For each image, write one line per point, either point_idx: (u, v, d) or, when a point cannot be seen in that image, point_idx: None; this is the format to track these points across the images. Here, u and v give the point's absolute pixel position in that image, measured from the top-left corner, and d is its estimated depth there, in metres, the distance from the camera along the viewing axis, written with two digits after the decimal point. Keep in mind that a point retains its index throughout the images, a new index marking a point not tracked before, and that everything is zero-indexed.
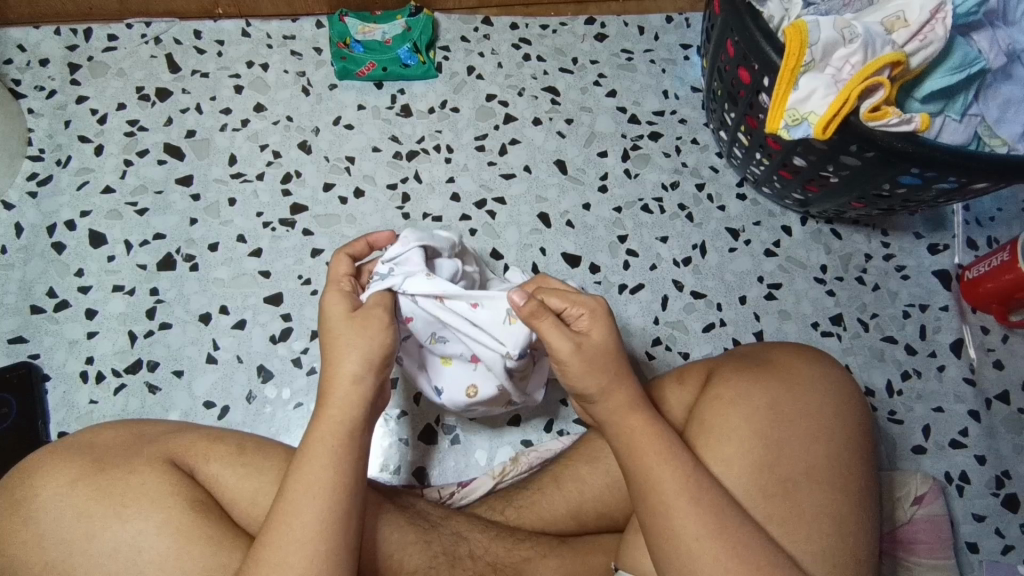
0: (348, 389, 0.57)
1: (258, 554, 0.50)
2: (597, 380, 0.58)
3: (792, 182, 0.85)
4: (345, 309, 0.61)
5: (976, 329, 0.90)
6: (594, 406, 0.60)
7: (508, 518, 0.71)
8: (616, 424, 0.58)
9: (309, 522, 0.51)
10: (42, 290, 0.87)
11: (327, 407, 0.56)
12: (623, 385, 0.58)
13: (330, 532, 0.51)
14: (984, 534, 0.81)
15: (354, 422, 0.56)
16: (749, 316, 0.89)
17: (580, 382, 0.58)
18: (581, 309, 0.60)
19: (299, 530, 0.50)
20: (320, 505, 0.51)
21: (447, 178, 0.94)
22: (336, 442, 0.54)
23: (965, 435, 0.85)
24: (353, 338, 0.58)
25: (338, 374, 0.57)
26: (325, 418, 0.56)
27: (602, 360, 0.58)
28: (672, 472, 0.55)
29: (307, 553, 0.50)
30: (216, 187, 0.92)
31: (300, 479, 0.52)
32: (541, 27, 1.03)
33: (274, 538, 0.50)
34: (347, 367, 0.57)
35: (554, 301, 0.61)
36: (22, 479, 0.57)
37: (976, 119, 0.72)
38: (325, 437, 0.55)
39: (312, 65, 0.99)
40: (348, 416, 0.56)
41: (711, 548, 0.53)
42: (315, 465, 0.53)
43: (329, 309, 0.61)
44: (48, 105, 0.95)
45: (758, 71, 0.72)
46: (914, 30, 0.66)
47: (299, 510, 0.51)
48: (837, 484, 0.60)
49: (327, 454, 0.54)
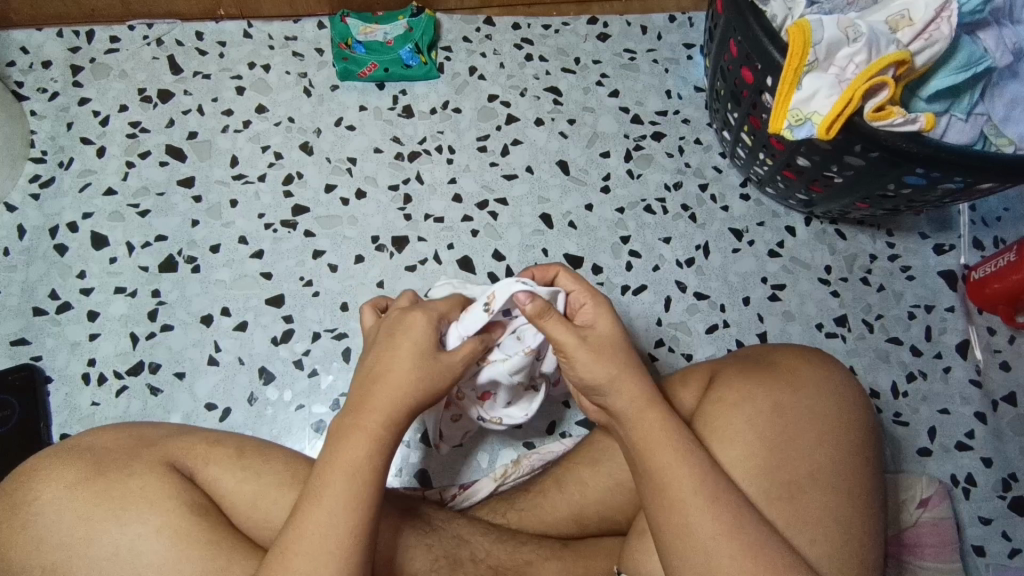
0: (393, 408, 0.56)
1: (287, 561, 0.49)
2: (606, 371, 0.58)
3: (796, 182, 0.84)
4: (427, 336, 0.59)
5: (983, 330, 0.89)
6: (606, 400, 0.59)
7: (510, 521, 0.71)
8: (631, 418, 0.57)
9: (341, 533, 0.50)
10: (45, 292, 0.87)
11: (365, 418, 0.55)
12: (637, 381, 0.58)
13: (359, 543, 0.51)
14: (991, 537, 0.80)
15: (388, 438, 0.55)
16: (752, 317, 0.89)
17: (588, 374, 0.58)
18: (586, 298, 0.63)
19: (332, 541, 0.50)
20: (358, 516, 0.51)
21: (449, 178, 0.94)
22: (376, 456, 0.54)
23: (971, 437, 0.84)
24: (418, 372, 0.57)
25: (383, 393, 0.56)
26: (363, 428, 0.55)
27: (608, 349, 0.59)
28: (688, 469, 0.54)
29: (337, 562, 0.49)
30: (218, 189, 0.92)
31: (332, 488, 0.52)
32: (544, 27, 1.03)
33: (305, 546, 0.50)
34: (398, 392, 0.56)
35: (565, 282, 0.65)
36: (24, 482, 0.57)
37: (982, 118, 0.71)
38: (366, 450, 0.54)
39: (314, 66, 0.99)
40: (387, 430, 0.56)
41: (727, 547, 0.52)
42: (352, 477, 0.52)
43: (412, 334, 0.59)
44: (50, 107, 0.96)
45: (761, 70, 0.72)
46: (919, 29, 0.65)
47: (327, 520, 0.50)
48: (844, 487, 0.60)
49: (365, 467, 0.53)
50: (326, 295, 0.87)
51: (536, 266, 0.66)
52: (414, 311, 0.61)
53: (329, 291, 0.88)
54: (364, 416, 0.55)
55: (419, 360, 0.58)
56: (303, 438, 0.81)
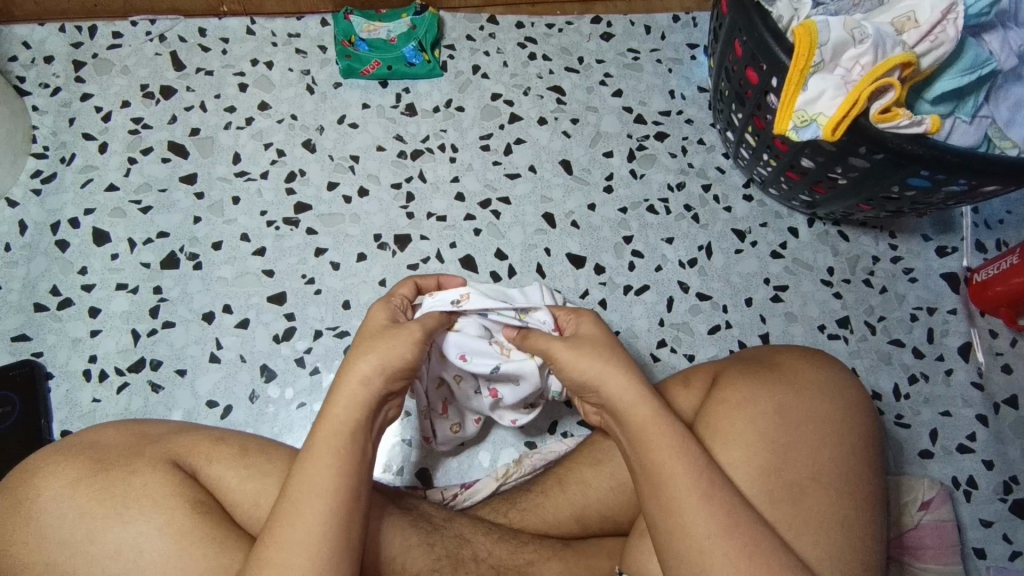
0: (353, 388, 0.56)
1: (263, 555, 0.49)
2: (592, 365, 0.59)
3: (800, 183, 0.84)
4: (386, 321, 0.62)
5: (985, 332, 0.89)
6: (601, 396, 0.60)
7: (511, 521, 0.70)
8: (627, 413, 0.58)
9: (313, 522, 0.50)
10: (46, 288, 0.87)
11: (332, 405, 0.56)
12: (631, 376, 0.59)
13: (332, 532, 0.50)
14: (992, 540, 0.81)
15: (358, 421, 0.55)
16: (755, 318, 0.89)
17: (575, 372, 0.60)
18: (568, 314, 0.66)
19: (303, 531, 0.50)
20: (330, 504, 0.51)
21: (452, 177, 0.94)
22: (342, 439, 0.54)
23: (972, 440, 0.84)
24: (372, 343, 0.58)
25: (350, 372, 0.57)
26: (328, 419, 0.55)
27: (596, 346, 0.61)
28: (684, 467, 0.54)
29: (311, 554, 0.49)
30: (220, 186, 0.92)
31: (304, 477, 0.52)
32: (547, 26, 1.03)
33: (278, 538, 0.50)
34: (360, 366, 0.57)
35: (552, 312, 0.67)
36: (25, 479, 0.57)
37: (987, 120, 0.71)
38: (329, 436, 0.54)
39: (316, 64, 0.98)
40: (351, 413, 0.55)
41: (723, 547, 0.52)
42: (323, 466, 0.52)
43: (371, 321, 0.61)
44: (52, 102, 0.95)
45: (767, 71, 0.72)
46: (926, 31, 0.65)
47: (301, 511, 0.50)
48: (845, 489, 0.59)
49: (331, 453, 0.53)
50: (328, 294, 0.87)
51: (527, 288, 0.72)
52: (374, 306, 0.63)
53: (331, 289, 0.88)
54: (340, 391, 0.56)
55: (378, 331, 0.60)
56: (304, 436, 0.81)
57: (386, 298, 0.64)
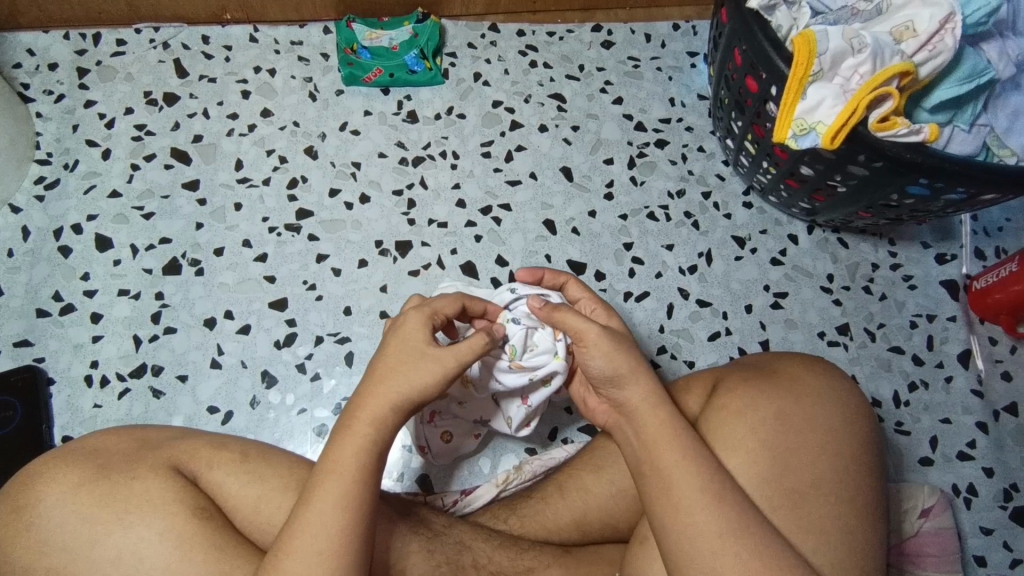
0: (382, 408, 0.56)
1: (279, 563, 0.50)
2: (624, 362, 0.59)
3: (799, 191, 0.85)
4: (420, 338, 0.59)
5: (985, 339, 0.89)
6: (619, 394, 0.60)
7: (511, 528, 0.70)
8: (640, 417, 0.58)
9: (331, 534, 0.50)
10: (48, 294, 0.87)
11: (356, 420, 0.55)
12: (647, 381, 0.59)
13: (350, 544, 0.51)
14: (992, 547, 0.80)
15: (384, 442, 0.55)
16: (755, 325, 0.89)
17: (604, 363, 0.60)
18: (596, 306, 0.69)
19: (320, 542, 0.50)
20: (349, 517, 0.51)
21: (453, 184, 0.94)
22: (364, 457, 0.53)
23: (972, 447, 0.85)
24: (411, 368, 0.57)
25: (377, 393, 0.56)
26: (354, 433, 0.54)
27: (623, 342, 0.61)
28: (694, 470, 0.55)
29: (325, 565, 0.49)
30: (222, 192, 0.92)
31: (325, 490, 0.52)
32: (548, 34, 1.03)
33: (297, 548, 0.50)
34: (392, 390, 0.56)
35: (574, 292, 0.70)
36: (28, 484, 0.57)
37: (986, 129, 0.71)
38: (353, 452, 0.53)
39: (318, 71, 0.99)
40: (378, 432, 0.55)
41: (732, 547, 0.52)
42: (341, 480, 0.52)
43: (404, 333, 0.59)
44: (56, 109, 0.96)
45: (765, 80, 0.72)
46: (923, 40, 0.65)
47: (318, 523, 0.50)
48: (847, 496, 0.60)
49: (356, 467, 0.53)
50: (329, 300, 0.88)
51: (548, 270, 0.72)
52: (409, 311, 0.61)
53: (333, 295, 0.88)
54: (365, 410, 0.55)
55: (414, 353, 0.58)
56: (306, 442, 0.81)
57: (429, 307, 0.62)
